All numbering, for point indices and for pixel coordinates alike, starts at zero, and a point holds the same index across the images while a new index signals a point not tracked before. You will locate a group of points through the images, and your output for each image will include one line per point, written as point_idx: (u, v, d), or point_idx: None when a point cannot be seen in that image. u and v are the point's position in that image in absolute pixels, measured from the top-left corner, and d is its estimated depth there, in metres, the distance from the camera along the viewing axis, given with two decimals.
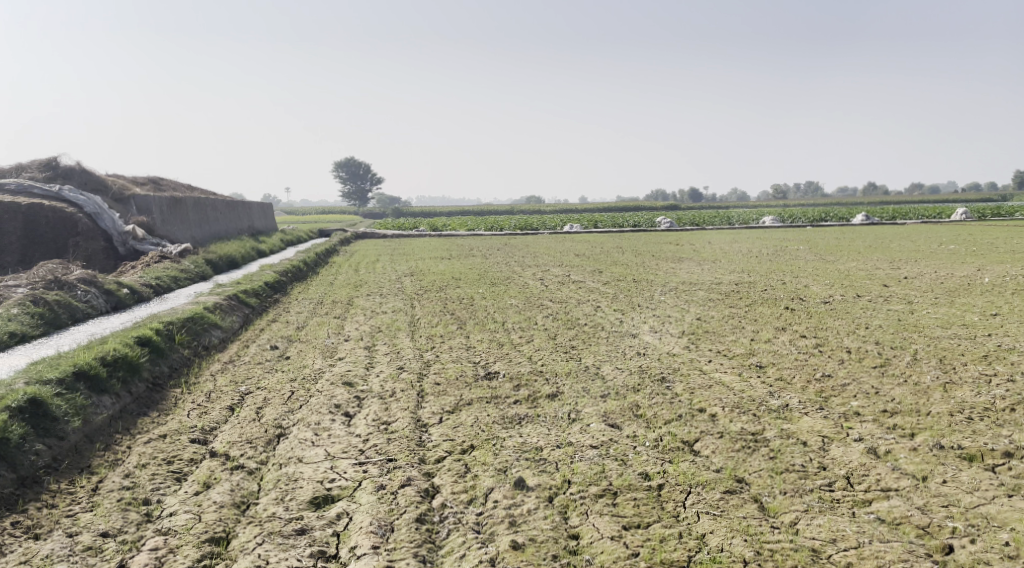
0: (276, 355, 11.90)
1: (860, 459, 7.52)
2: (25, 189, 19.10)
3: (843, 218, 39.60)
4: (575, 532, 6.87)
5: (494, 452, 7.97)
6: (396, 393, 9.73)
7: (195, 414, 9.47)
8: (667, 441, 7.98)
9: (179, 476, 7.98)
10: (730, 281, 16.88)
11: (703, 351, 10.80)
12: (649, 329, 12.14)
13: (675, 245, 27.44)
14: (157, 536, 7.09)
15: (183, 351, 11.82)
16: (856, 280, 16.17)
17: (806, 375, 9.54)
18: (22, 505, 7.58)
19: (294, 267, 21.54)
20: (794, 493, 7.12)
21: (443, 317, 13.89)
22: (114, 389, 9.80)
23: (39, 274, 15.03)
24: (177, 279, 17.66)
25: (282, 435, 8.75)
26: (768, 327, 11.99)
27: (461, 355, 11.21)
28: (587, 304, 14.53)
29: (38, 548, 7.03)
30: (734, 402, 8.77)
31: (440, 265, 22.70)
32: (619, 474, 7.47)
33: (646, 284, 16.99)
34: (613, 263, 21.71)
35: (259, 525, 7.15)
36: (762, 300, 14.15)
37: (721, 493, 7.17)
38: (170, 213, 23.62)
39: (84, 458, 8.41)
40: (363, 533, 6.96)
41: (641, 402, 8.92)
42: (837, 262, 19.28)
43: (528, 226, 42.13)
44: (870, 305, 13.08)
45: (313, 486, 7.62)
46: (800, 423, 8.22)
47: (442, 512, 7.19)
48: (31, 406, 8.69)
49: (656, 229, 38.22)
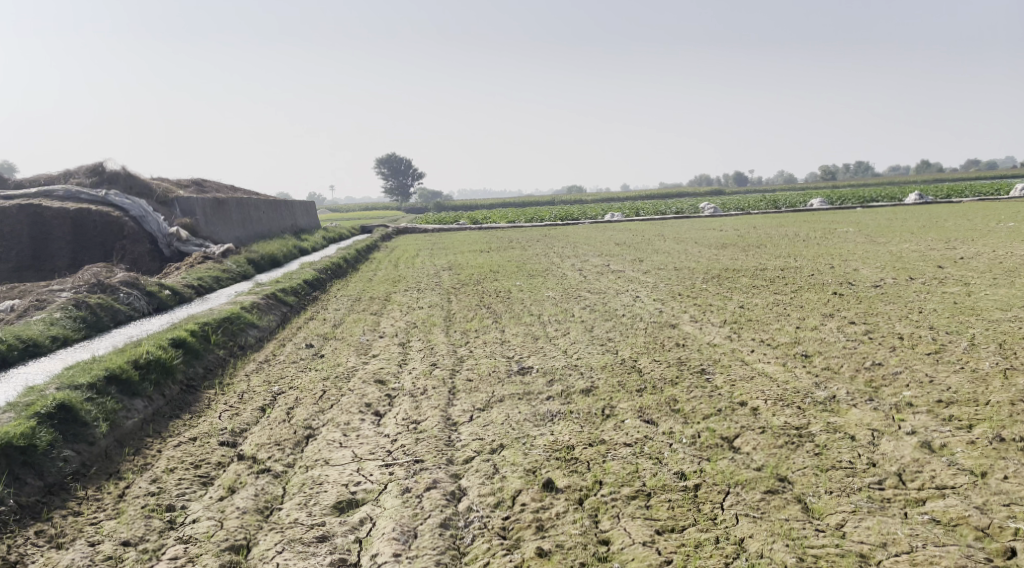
0: (311, 353, 11.73)
1: (913, 455, 7.04)
2: (73, 195, 19.29)
3: (895, 198, 38.39)
4: (605, 537, 6.54)
5: (524, 451, 7.66)
6: (427, 391, 9.47)
7: (226, 415, 9.32)
8: (706, 438, 7.58)
9: (205, 480, 7.82)
10: (776, 267, 16.30)
11: (746, 340, 10.36)
12: (690, 319, 11.72)
13: (719, 230, 26.76)
14: (177, 545, 6.94)
15: (218, 351, 11.72)
16: (909, 261, 15.49)
17: (855, 364, 9.04)
18: (47, 514, 7.48)
19: (334, 264, 21.48)
20: (841, 493, 6.68)
21: (478, 312, 13.61)
22: (146, 392, 9.67)
23: (83, 277, 15.09)
24: (218, 279, 17.65)
25: (310, 436, 8.54)
26: (816, 313, 11.48)
27: (495, 350, 10.92)
28: (626, 294, 14.13)
29: (59, 558, 6.93)
30: (778, 394, 8.33)
31: (478, 258, 22.43)
32: (654, 474, 7.11)
33: (688, 272, 16.50)
34: (655, 251, 21.20)
35: (280, 532, 6.96)
36: (809, 285, 13.59)
37: (762, 494, 6.76)
38: (214, 214, 23.70)
39: (113, 464, 8.28)
40: (385, 539, 6.72)
41: (679, 396, 8.53)
42: (888, 244, 18.53)
43: (570, 216, 41.69)
44: (924, 289, 12.46)
45: (337, 490, 7.39)
46: (849, 416, 7.75)
47: (467, 516, 6.92)
48: (60, 412, 8.58)
49: (698, 215, 37.47)
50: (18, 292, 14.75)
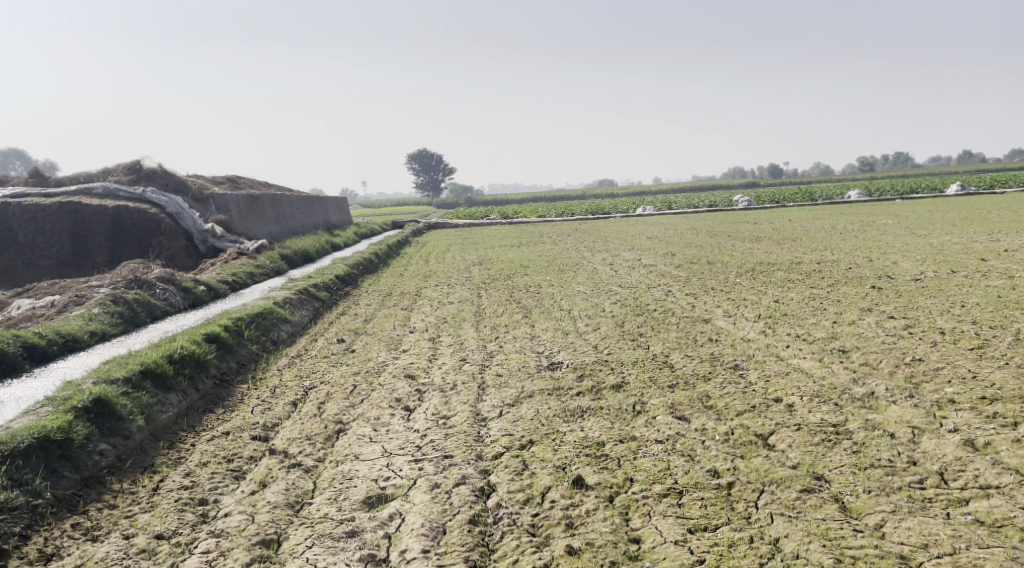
0: (342, 348, 11.73)
1: (956, 453, 6.83)
2: (111, 192, 19.52)
3: (936, 189, 37.59)
4: (636, 535, 6.43)
5: (553, 448, 7.57)
6: (457, 386, 9.41)
7: (258, 409, 9.32)
8: (740, 434, 7.43)
9: (237, 475, 7.83)
10: (812, 261, 16.01)
11: (781, 335, 10.16)
12: (723, 314, 11.53)
13: (754, 224, 26.37)
14: (209, 539, 6.95)
15: (250, 346, 11.77)
16: (951, 254, 15.11)
17: (894, 360, 8.82)
18: (84, 507, 7.52)
19: (366, 260, 21.52)
20: (880, 492, 6.51)
21: (508, 306, 13.53)
22: (180, 386, 9.71)
23: (120, 273, 15.23)
24: (252, 274, 17.76)
25: (340, 431, 8.52)
26: (853, 307, 11.23)
27: (525, 345, 10.83)
28: (658, 289, 13.96)
29: (94, 551, 6.96)
30: (814, 390, 8.14)
31: (509, 252, 22.34)
32: (686, 471, 6.97)
33: (721, 266, 16.26)
34: (687, 245, 20.95)
35: (310, 526, 6.94)
36: (846, 279, 13.32)
37: (799, 492, 6.60)
38: (248, 210, 23.85)
39: (148, 457, 8.31)
40: (414, 535, 6.66)
41: (712, 392, 8.38)
42: (928, 237, 18.12)
43: (601, 210, 41.42)
44: (966, 282, 12.15)
45: (367, 485, 7.36)
46: (888, 413, 7.55)
47: (496, 512, 6.85)
48: (96, 406, 8.62)
49: (732, 209, 37.02)
50: (57, 287, 14.95)
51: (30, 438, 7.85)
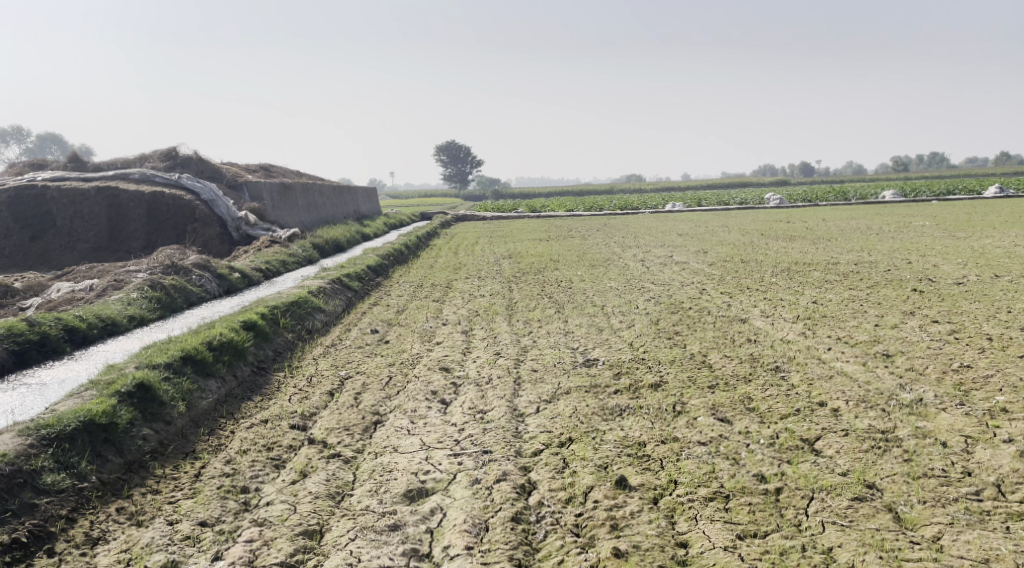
0: (376, 339, 11.71)
1: (1012, 465, 6.69)
2: (147, 178, 19.67)
3: (974, 191, 36.93)
4: (683, 539, 6.36)
5: (594, 446, 7.49)
6: (493, 380, 9.35)
7: (296, 398, 9.33)
8: (785, 439, 7.31)
9: (277, 463, 7.83)
10: (849, 261, 15.76)
11: (822, 337, 9.99)
12: (760, 314, 11.36)
13: (787, 222, 26.02)
14: (252, 528, 6.95)
15: (286, 334, 11.79)
16: (993, 258, 14.80)
17: (941, 365, 8.63)
18: (128, 491, 7.56)
19: (397, 250, 21.51)
20: (935, 503, 6.40)
21: (541, 301, 13.44)
22: (219, 373, 9.75)
23: (157, 258, 15.33)
24: (285, 263, 17.80)
25: (378, 422, 8.50)
26: (895, 310, 11.02)
27: (560, 340, 10.75)
28: (692, 287, 13.80)
29: (138, 536, 6.99)
30: (860, 395, 7.99)
31: (539, 246, 22.22)
32: (732, 475, 6.88)
33: (755, 265, 16.05)
34: (719, 242, 20.72)
35: (353, 518, 6.92)
36: (887, 281, 13.08)
37: (850, 501, 6.50)
38: (280, 199, 23.92)
39: (189, 443, 8.33)
40: (457, 531, 6.64)
41: (754, 394, 8.25)
42: (968, 239, 17.78)
43: (630, 205, 41.13)
44: (1011, 287, 11.89)
45: (407, 478, 7.32)
46: (938, 421, 7.40)
47: (539, 511, 6.80)
48: (139, 391, 8.65)
49: (763, 206, 36.62)
50: (96, 271, 15.08)
51: (76, 421, 7.90)
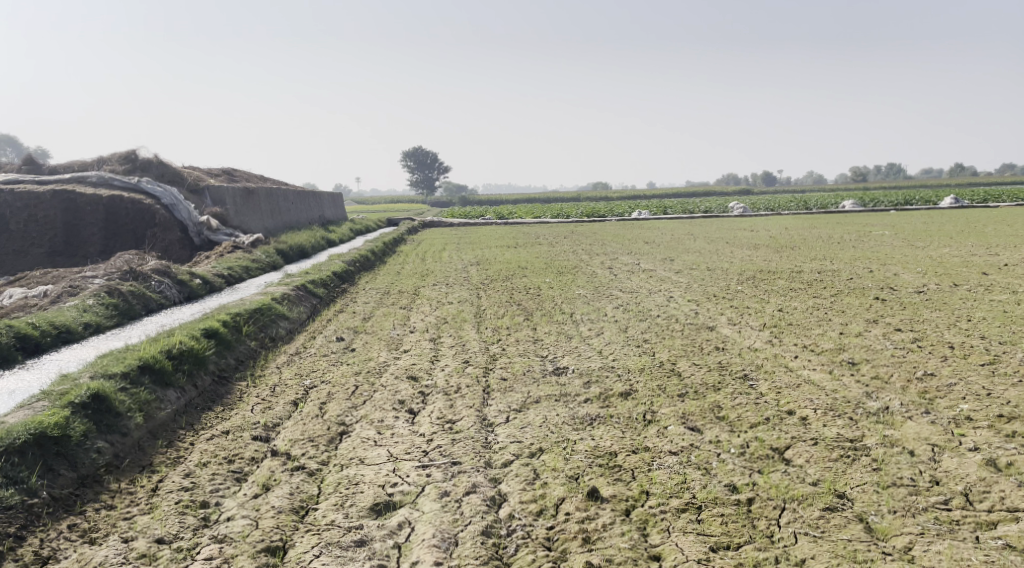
0: (342, 347, 11.53)
1: (979, 474, 6.77)
2: (105, 181, 19.25)
3: (930, 201, 37.66)
4: (656, 552, 6.33)
5: (565, 456, 7.43)
6: (461, 389, 9.25)
7: (259, 409, 9.13)
8: (756, 448, 7.32)
9: (238, 476, 7.65)
10: (811, 270, 15.92)
11: (788, 345, 10.04)
12: (728, 322, 11.40)
13: (753, 231, 26.19)
14: (212, 545, 6.78)
15: (249, 342, 11.56)
16: (951, 267, 15.04)
17: (906, 374, 8.71)
18: (80, 507, 7.32)
19: (363, 257, 21.33)
20: (906, 512, 6.45)
21: (509, 308, 13.38)
22: (180, 383, 9.50)
23: (115, 265, 14.95)
24: (248, 269, 17.50)
25: (344, 433, 8.35)
26: (859, 318, 11.13)
27: (529, 348, 10.69)
28: (659, 294, 13.84)
29: (91, 555, 6.78)
30: (828, 404, 8.02)
31: (506, 253, 22.12)
32: (704, 486, 6.87)
33: (721, 273, 16.13)
34: (685, 250, 20.81)
35: (317, 534, 6.78)
36: (850, 289, 13.22)
37: (821, 511, 6.53)
38: (242, 204, 23.55)
39: (145, 456, 8.10)
40: (425, 547, 6.53)
41: (724, 402, 8.25)
42: (926, 249, 18.07)
43: (597, 212, 41.22)
44: (970, 296, 12.08)
45: (374, 491, 7.20)
46: (905, 429, 7.46)
47: (509, 524, 6.73)
48: (93, 402, 8.38)
49: (728, 214, 37.00)
50: (51, 277, 14.72)
51: (26, 434, 7.63)
